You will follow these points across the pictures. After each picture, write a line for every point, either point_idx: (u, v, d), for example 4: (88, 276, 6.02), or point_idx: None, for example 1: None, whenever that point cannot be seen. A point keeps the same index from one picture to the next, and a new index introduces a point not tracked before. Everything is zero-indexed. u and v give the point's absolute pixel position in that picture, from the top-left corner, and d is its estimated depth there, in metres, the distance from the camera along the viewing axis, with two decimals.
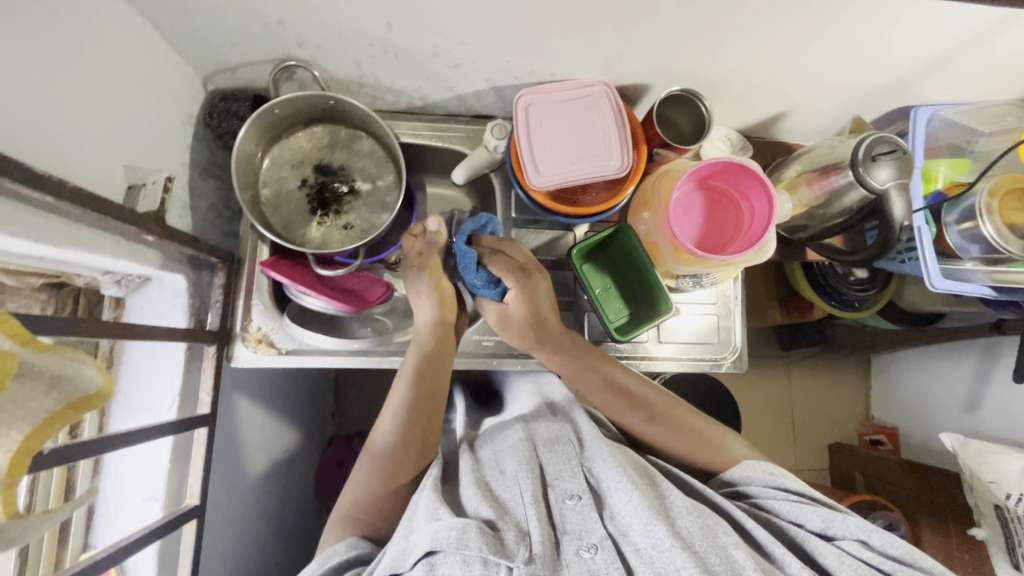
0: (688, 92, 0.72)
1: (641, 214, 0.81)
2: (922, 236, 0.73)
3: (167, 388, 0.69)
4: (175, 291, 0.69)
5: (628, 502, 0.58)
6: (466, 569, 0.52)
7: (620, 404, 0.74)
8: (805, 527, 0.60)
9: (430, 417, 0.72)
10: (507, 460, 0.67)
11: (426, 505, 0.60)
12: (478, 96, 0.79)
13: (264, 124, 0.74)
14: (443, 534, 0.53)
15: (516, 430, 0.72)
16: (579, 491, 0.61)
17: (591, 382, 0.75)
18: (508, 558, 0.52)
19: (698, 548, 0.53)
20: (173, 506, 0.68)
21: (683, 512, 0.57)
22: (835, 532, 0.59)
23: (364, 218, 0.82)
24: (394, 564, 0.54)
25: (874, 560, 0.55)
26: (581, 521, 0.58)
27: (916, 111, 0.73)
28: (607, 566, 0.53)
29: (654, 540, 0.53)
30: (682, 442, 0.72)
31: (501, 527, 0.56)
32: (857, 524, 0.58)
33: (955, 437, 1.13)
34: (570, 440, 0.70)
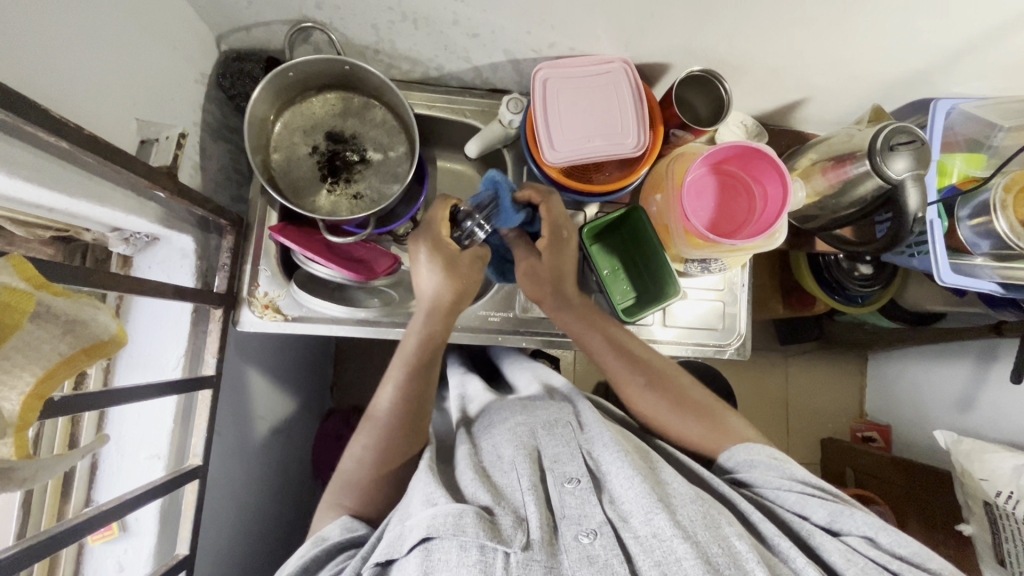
0: (708, 73, 0.71)
1: (653, 196, 0.81)
2: (933, 229, 0.74)
3: (173, 348, 0.69)
4: (183, 252, 0.69)
5: (630, 490, 0.57)
6: (463, 555, 0.52)
7: (623, 366, 0.75)
8: (810, 519, 0.60)
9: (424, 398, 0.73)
10: (504, 446, 0.67)
11: (424, 490, 0.60)
12: (495, 69, 0.78)
13: (277, 86, 0.73)
14: (439, 520, 0.54)
15: (514, 414, 0.72)
16: (578, 474, 0.61)
17: (594, 339, 0.76)
18: (506, 543, 0.53)
19: (700, 538, 0.53)
20: (176, 465, 0.68)
21: (685, 499, 0.57)
22: (841, 527, 0.58)
23: (374, 187, 0.81)
24: (391, 550, 0.55)
25: (881, 559, 0.54)
26: (580, 505, 0.58)
27: (935, 105, 0.73)
28: (606, 552, 0.53)
29: (655, 528, 0.53)
30: (678, 412, 0.73)
31: (497, 512, 0.57)
32: (863, 520, 0.57)
33: (949, 434, 1.15)
34: (569, 422, 0.70)
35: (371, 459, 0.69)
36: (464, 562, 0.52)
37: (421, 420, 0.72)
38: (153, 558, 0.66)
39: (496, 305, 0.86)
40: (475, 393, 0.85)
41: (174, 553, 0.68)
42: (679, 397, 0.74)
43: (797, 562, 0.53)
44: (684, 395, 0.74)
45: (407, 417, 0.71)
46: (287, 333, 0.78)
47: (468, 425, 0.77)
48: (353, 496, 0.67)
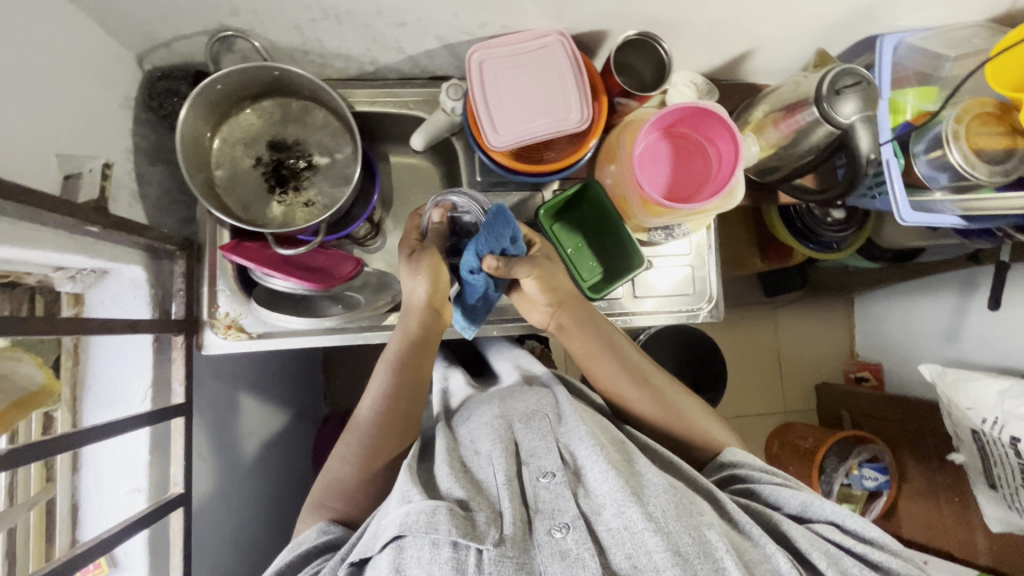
0: (644, 35, 0.69)
1: (607, 166, 0.79)
2: (891, 168, 0.73)
3: (139, 381, 0.68)
4: (135, 282, 0.68)
5: (604, 482, 0.57)
6: (435, 552, 0.52)
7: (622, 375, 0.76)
8: (783, 510, 0.62)
9: (405, 411, 0.73)
10: (482, 440, 0.67)
11: (400, 488, 0.61)
12: (431, 56, 0.76)
13: (208, 102, 0.70)
14: (412, 518, 0.54)
15: (491, 408, 0.72)
16: (553, 467, 0.61)
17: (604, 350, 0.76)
18: (478, 540, 0.53)
19: (671, 528, 0.53)
20: (158, 495, 0.68)
21: (658, 490, 0.57)
22: (812, 515, 0.60)
23: (325, 193, 0.79)
24: (364, 548, 0.56)
25: (845, 542, 0.57)
26: (554, 498, 0.58)
27: (882, 40, 0.71)
28: (579, 546, 0.53)
29: (626, 521, 0.54)
30: (664, 415, 0.74)
31: (472, 508, 0.57)
32: (831, 508, 0.59)
33: (933, 367, 1.15)
34: (546, 414, 0.69)
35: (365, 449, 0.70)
36: (437, 559, 0.52)
37: (416, 407, 0.74)
38: None
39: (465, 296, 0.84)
40: (457, 386, 0.86)
41: None
42: (673, 408, 0.75)
43: (766, 548, 0.54)
44: (678, 409, 0.75)
45: (403, 409, 0.73)
46: (255, 351, 0.76)
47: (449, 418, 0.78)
48: (350, 492, 0.69)
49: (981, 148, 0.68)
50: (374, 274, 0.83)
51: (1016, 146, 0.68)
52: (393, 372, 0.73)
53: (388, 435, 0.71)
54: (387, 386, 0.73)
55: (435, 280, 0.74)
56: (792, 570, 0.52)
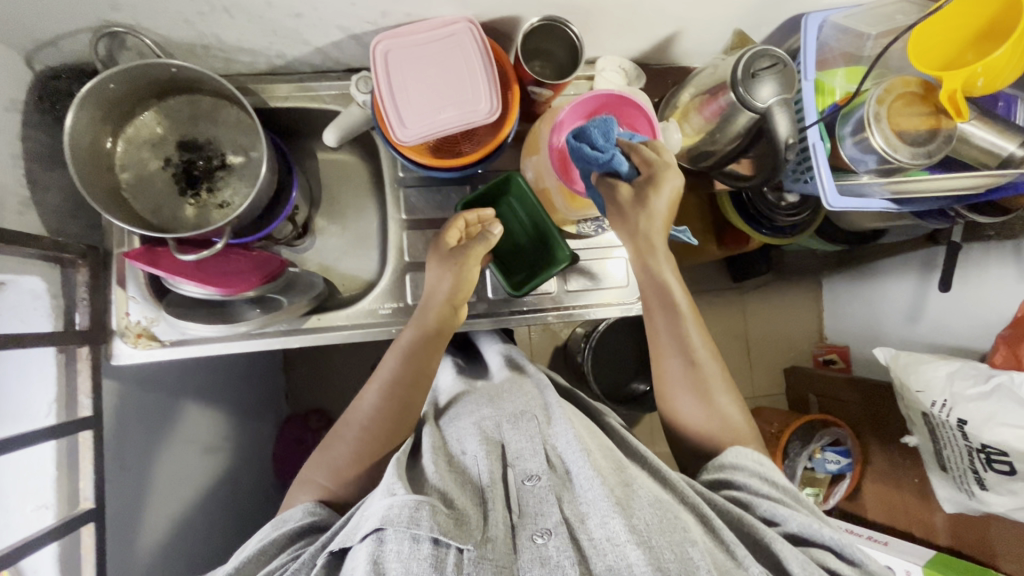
0: (549, 20, 0.66)
1: (530, 158, 0.77)
2: (817, 153, 0.70)
3: (42, 393, 0.66)
4: (34, 293, 0.65)
5: (589, 491, 0.56)
6: (414, 548, 0.51)
7: (672, 351, 0.72)
8: (779, 527, 0.59)
9: (411, 402, 0.71)
10: (468, 440, 0.65)
11: (384, 480, 0.59)
12: (341, 48, 0.73)
13: (103, 103, 0.67)
14: (394, 510, 0.53)
15: (480, 406, 0.70)
16: (538, 471, 0.60)
17: (662, 322, 0.72)
18: (461, 539, 0.52)
19: (654, 543, 0.52)
20: (68, 510, 0.66)
21: (643, 502, 0.56)
22: (809, 537, 0.57)
23: (240, 193, 0.77)
24: (346, 538, 0.55)
25: (838, 569, 0.54)
26: (538, 503, 0.57)
27: (808, 18, 0.69)
28: (558, 553, 0.52)
29: (609, 532, 0.53)
30: (711, 426, 0.69)
31: (458, 507, 0.56)
32: (830, 532, 0.57)
33: (887, 350, 1.13)
34: (534, 416, 0.67)
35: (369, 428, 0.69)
36: (416, 555, 0.51)
37: (418, 401, 0.72)
38: None
39: (387, 296, 0.80)
40: (446, 383, 0.84)
41: None
42: (717, 418, 0.69)
43: (752, 569, 0.53)
44: (724, 416, 0.70)
45: (409, 399, 0.71)
46: (168, 360, 0.75)
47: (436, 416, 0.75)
48: (342, 471, 0.69)
49: (903, 129, 0.67)
50: (298, 275, 0.80)
51: (940, 127, 0.66)
52: (403, 362, 0.71)
53: (394, 422, 0.70)
54: (396, 373, 0.71)
55: (461, 279, 0.74)
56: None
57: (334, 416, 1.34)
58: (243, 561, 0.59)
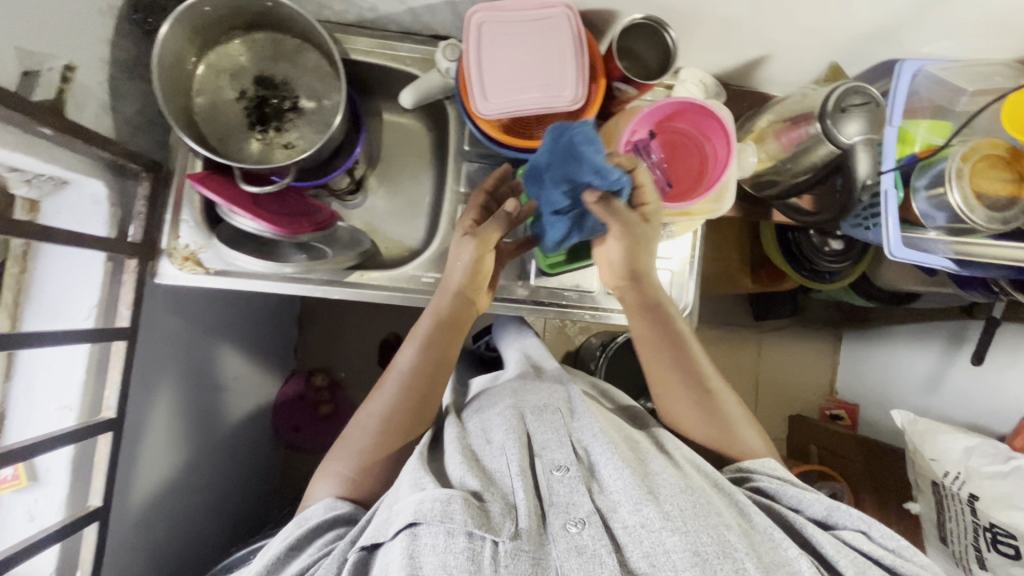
0: (651, 20, 0.65)
1: (599, 151, 0.76)
2: (888, 200, 0.69)
3: (85, 297, 0.66)
4: (95, 198, 0.66)
5: (618, 479, 0.57)
6: (450, 541, 0.51)
7: (681, 383, 0.72)
8: (805, 514, 0.62)
9: (431, 386, 0.71)
10: (494, 430, 0.65)
11: (412, 475, 0.60)
12: (433, 13, 0.73)
13: (195, 23, 0.68)
14: (427, 505, 0.53)
15: (504, 398, 0.71)
16: (566, 462, 0.59)
17: (666, 356, 0.72)
18: (495, 532, 0.52)
19: (689, 528, 0.53)
20: (89, 416, 0.67)
21: (674, 489, 0.57)
22: (835, 521, 0.60)
23: (306, 137, 0.77)
24: (376, 533, 0.55)
25: (873, 553, 0.56)
26: (568, 493, 0.57)
27: (901, 65, 0.68)
28: (594, 542, 0.52)
29: (643, 519, 0.53)
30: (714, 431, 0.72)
31: (487, 498, 0.56)
32: (855, 517, 0.60)
33: (904, 415, 1.12)
34: (558, 408, 0.68)
35: (389, 417, 0.69)
36: (452, 549, 0.51)
37: (438, 387, 0.72)
38: (65, 508, 0.65)
39: (432, 266, 0.80)
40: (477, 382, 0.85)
41: (88, 504, 0.67)
42: (717, 422, 0.71)
43: (788, 551, 0.54)
44: (724, 422, 0.72)
45: (422, 390, 0.70)
46: (210, 288, 0.74)
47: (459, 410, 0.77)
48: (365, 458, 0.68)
49: (983, 191, 0.65)
50: (344, 230, 0.81)
51: (1021, 195, 0.65)
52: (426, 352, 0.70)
53: (411, 411, 0.70)
54: (415, 363, 0.70)
55: (478, 262, 0.69)
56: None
57: (338, 378, 1.34)
58: (271, 559, 0.59)
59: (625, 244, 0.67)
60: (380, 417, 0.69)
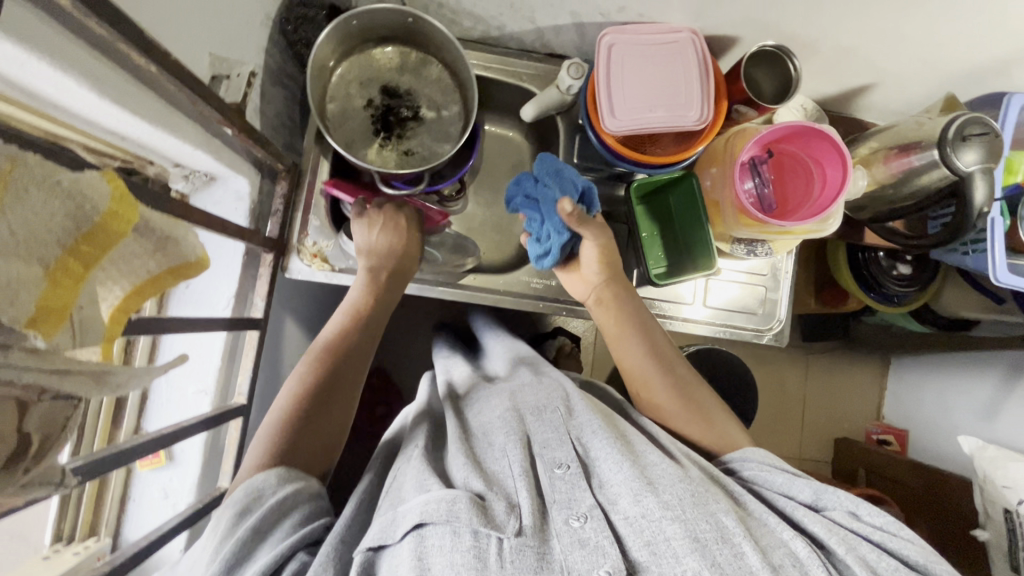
0: (780, 49, 0.69)
1: (708, 170, 0.80)
2: (995, 228, 0.72)
3: (225, 288, 0.70)
4: (238, 194, 0.70)
5: (618, 473, 0.55)
6: (456, 540, 0.49)
7: (654, 371, 0.72)
8: (796, 499, 0.58)
9: (350, 360, 0.68)
10: (496, 433, 0.64)
11: (416, 476, 0.58)
12: (558, 32, 0.77)
13: (341, 35, 0.72)
14: (433, 505, 0.51)
15: (504, 400, 0.71)
16: (567, 460, 0.58)
17: (641, 347, 0.73)
18: (498, 528, 0.50)
19: (689, 516, 0.49)
20: (222, 401, 0.70)
21: (672, 479, 0.53)
22: (825, 504, 0.57)
23: (426, 145, 0.81)
24: (384, 535, 0.51)
25: (864, 531, 0.53)
26: (569, 490, 0.55)
27: (1010, 99, 0.70)
28: (597, 535, 0.50)
29: (643, 509, 0.50)
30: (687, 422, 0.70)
31: (489, 498, 0.54)
32: (844, 497, 0.56)
33: (972, 441, 1.14)
34: (558, 407, 0.66)
35: (304, 395, 0.64)
36: (457, 548, 0.48)
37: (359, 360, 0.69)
38: (197, 487, 0.68)
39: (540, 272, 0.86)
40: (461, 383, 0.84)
41: (215, 484, 0.70)
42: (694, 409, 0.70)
43: (782, 534, 0.51)
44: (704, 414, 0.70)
45: (339, 370, 0.67)
46: (332, 284, 0.78)
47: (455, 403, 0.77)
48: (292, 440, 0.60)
49: None
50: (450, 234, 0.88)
51: None
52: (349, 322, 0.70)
53: (331, 394, 0.65)
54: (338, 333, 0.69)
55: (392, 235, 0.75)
56: (810, 556, 0.49)
57: None
58: (236, 546, 0.49)
59: (600, 243, 0.75)
60: (294, 395, 0.64)
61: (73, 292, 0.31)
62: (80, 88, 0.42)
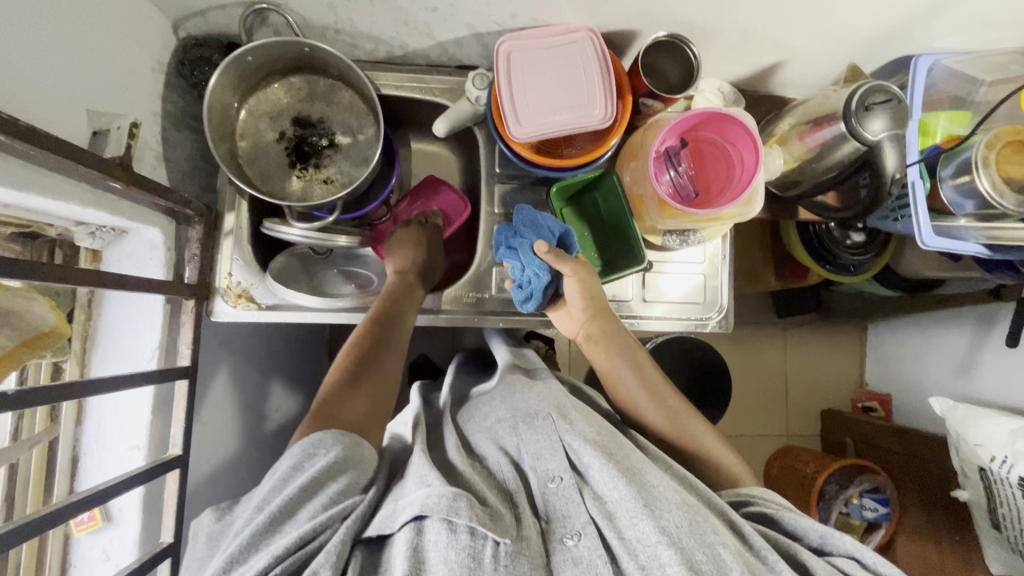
0: (674, 37, 0.68)
1: (628, 164, 0.79)
2: (915, 191, 0.71)
3: (146, 340, 0.69)
4: (152, 244, 0.69)
5: (614, 489, 0.54)
6: (453, 538, 0.49)
7: (642, 399, 0.74)
8: (801, 541, 0.59)
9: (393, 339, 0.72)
10: (489, 445, 0.65)
11: (417, 471, 0.57)
12: (460, 44, 0.77)
13: (238, 72, 0.72)
14: (433, 499, 0.51)
15: (496, 407, 0.71)
16: (560, 472, 0.57)
17: (629, 377, 0.75)
18: (497, 532, 0.50)
19: (685, 544, 0.49)
20: (157, 454, 0.69)
21: (671, 504, 0.53)
22: (830, 548, 0.57)
23: (345, 171, 0.80)
24: (382, 526, 0.52)
25: None
26: (564, 505, 0.55)
27: (916, 61, 0.69)
28: (590, 553, 0.51)
29: (639, 533, 0.50)
30: (676, 439, 0.72)
31: (490, 501, 0.54)
32: (851, 542, 0.56)
33: (943, 401, 1.10)
34: (549, 413, 0.65)
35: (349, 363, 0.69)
36: (454, 545, 0.49)
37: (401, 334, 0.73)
38: (138, 546, 0.67)
39: (470, 286, 0.83)
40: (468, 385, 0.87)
41: (159, 540, 0.69)
42: (681, 431, 0.72)
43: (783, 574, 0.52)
44: (691, 437, 0.71)
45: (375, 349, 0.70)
46: (263, 322, 0.77)
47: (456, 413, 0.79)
48: (353, 404, 0.64)
49: (1010, 176, 0.67)
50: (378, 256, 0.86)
51: None
52: (377, 325, 0.72)
53: (375, 365, 0.69)
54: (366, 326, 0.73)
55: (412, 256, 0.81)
56: None
57: None
58: (285, 499, 0.53)
59: (580, 278, 0.73)
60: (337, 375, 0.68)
61: None
62: None
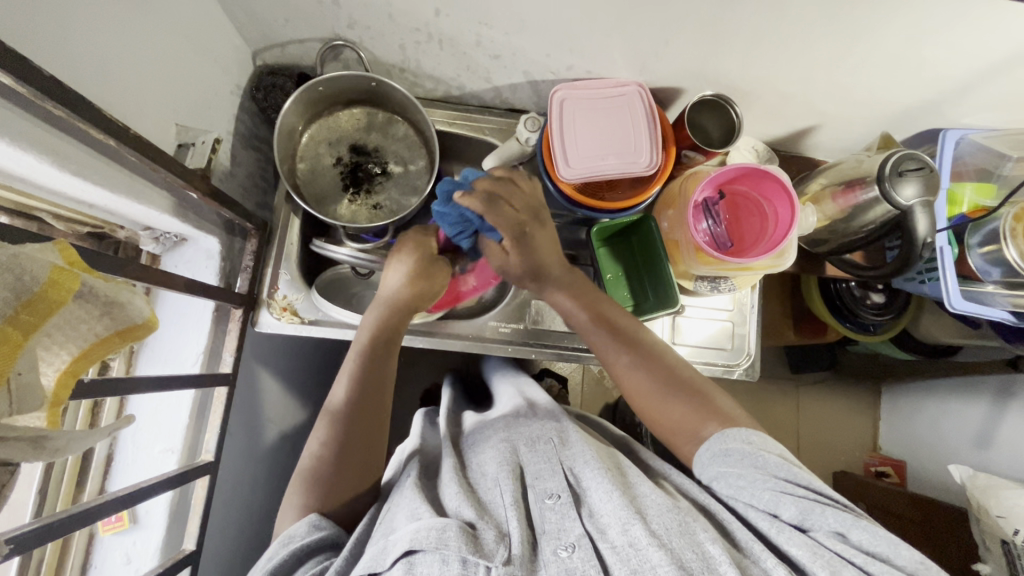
0: (719, 97, 0.75)
1: (665, 212, 0.82)
2: (944, 256, 0.74)
3: (193, 345, 0.71)
4: (208, 253, 0.72)
5: (608, 501, 0.54)
6: (444, 569, 0.48)
7: (642, 371, 0.68)
8: (780, 518, 0.54)
9: (370, 419, 0.68)
10: (488, 462, 0.63)
11: (409, 507, 0.56)
12: (514, 89, 0.82)
13: (308, 99, 0.77)
14: (422, 533, 0.50)
15: (496, 433, 0.70)
16: (558, 490, 0.57)
17: (625, 355, 0.70)
18: (487, 557, 0.49)
19: (673, 545, 0.49)
20: (189, 459, 0.70)
21: (661, 508, 0.53)
22: (811, 524, 0.52)
23: (394, 199, 0.84)
24: (373, 563, 0.50)
25: (847, 552, 0.49)
26: (559, 520, 0.54)
27: (944, 135, 0.74)
28: (584, 565, 0.49)
29: (631, 538, 0.50)
30: (694, 424, 0.64)
31: (478, 527, 0.52)
32: (835, 517, 0.52)
33: (965, 470, 1.09)
34: (552, 438, 0.66)
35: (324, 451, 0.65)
36: None
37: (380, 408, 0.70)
38: (160, 552, 0.67)
39: (508, 317, 0.85)
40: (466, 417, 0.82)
41: (180, 547, 0.69)
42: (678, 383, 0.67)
43: (766, 562, 0.49)
44: (691, 391, 0.66)
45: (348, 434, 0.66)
46: (304, 336, 0.78)
47: (456, 441, 0.74)
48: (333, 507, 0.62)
49: None
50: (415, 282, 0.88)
51: None
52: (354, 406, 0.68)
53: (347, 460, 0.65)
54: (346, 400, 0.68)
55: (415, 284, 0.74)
56: None
57: None
58: None
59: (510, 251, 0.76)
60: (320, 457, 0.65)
61: (11, 359, 0.34)
62: (41, 163, 0.45)
